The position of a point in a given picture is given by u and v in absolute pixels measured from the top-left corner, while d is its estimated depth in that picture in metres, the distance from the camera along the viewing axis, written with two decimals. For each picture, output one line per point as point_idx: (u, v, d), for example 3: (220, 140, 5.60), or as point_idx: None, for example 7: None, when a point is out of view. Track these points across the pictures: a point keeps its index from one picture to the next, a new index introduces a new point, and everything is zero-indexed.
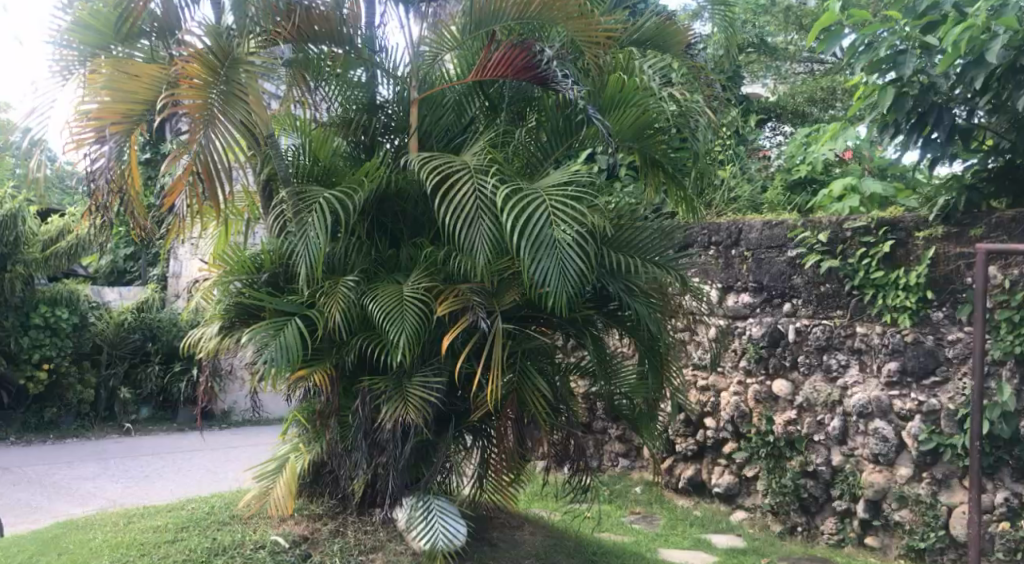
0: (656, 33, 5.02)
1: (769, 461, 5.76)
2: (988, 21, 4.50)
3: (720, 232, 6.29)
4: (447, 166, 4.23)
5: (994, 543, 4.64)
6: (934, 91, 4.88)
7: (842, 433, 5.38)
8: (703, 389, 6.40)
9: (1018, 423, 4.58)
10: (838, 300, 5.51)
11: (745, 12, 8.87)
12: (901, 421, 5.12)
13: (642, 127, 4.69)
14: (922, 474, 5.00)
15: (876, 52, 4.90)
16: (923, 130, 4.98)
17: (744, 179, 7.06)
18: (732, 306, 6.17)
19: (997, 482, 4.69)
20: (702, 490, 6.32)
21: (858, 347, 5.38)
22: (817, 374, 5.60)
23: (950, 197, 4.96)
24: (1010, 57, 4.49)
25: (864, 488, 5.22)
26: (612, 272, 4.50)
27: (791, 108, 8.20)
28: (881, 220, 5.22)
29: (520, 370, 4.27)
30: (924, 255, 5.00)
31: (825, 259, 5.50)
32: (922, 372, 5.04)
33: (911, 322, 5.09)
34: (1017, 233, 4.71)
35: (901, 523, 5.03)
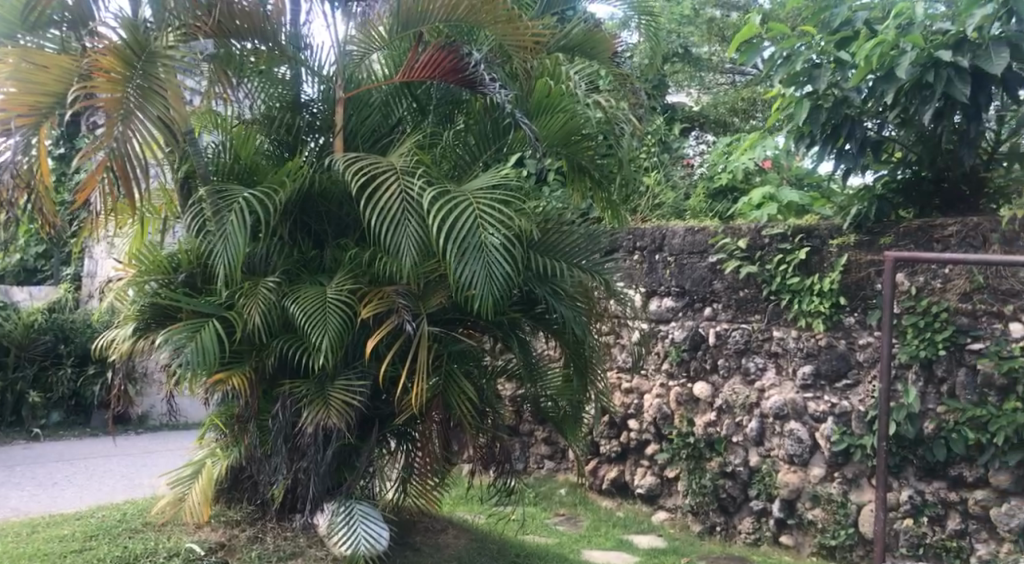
0: (583, 39, 5.05)
1: (690, 462, 5.88)
2: (897, 38, 4.70)
3: (644, 238, 6.40)
4: (373, 167, 4.19)
5: (899, 539, 4.84)
6: (847, 105, 5.03)
7: (759, 435, 5.53)
8: (627, 392, 6.49)
9: (923, 424, 4.79)
10: (756, 304, 5.67)
11: (670, 22, 9.01)
12: (814, 423, 5.29)
13: (568, 132, 4.76)
14: (833, 474, 5.17)
15: (794, 65, 5.09)
16: (837, 142, 5.13)
17: (669, 186, 7.19)
18: (656, 310, 6.30)
19: (902, 480, 4.89)
20: (625, 491, 6.41)
21: (775, 350, 5.55)
22: (736, 376, 5.76)
23: (862, 206, 5.16)
24: (918, 73, 4.68)
25: (779, 489, 5.37)
26: (539, 276, 4.56)
27: (713, 117, 8.36)
28: (797, 227, 5.39)
29: (444, 374, 4.26)
30: (837, 263, 5.17)
31: (745, 265, 5.66)
32: (834, 374, 5.23)
33: (825, 327, 5.26)
34: (923, 243, 4.93)
35: (814, 522, 5.20)
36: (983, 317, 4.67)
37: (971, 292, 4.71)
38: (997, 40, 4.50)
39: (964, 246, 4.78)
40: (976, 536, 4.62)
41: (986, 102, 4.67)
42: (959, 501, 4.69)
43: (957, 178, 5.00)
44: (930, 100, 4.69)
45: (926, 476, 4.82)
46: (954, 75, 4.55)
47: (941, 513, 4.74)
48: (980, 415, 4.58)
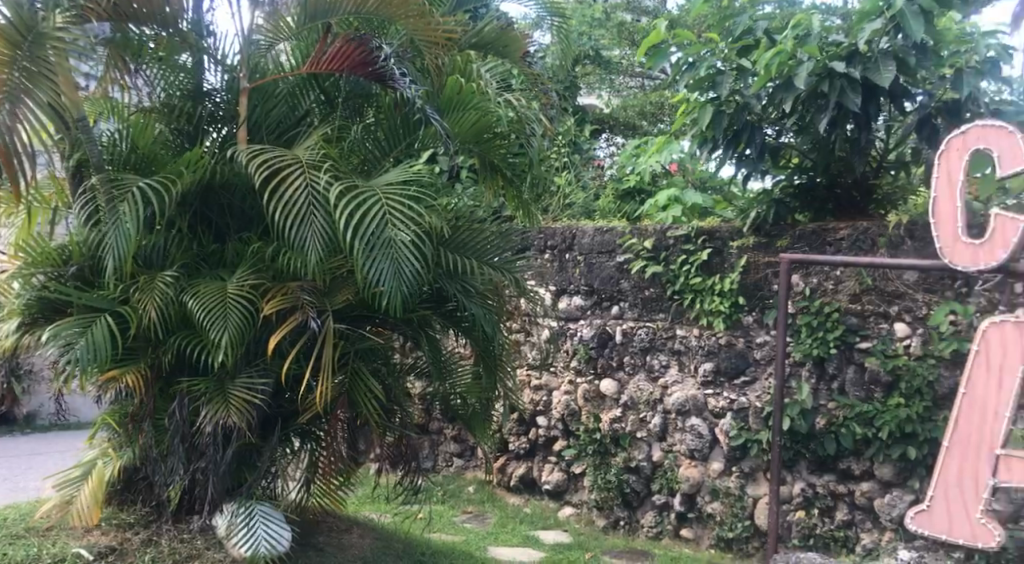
0: (497, 37, 5.04)
1: (595, 458, 5.99)
2: (794, 49, 4.90)
3: (554, 237, 6.46)
4: (278, 161, 4.09)
5: (791, 530, 5.05)
6: (748, 111, 5.20)
7: (663, 430, 5.68)
8: (536, 389, 6.51)
9: (815, 420, 4.99)
10: (660, 303, 5.81)
11: (581, 24, 9.12)
12: (714, 418, 5.46)
13: (480, 131, 4.76)
14: (732, 468, 5.34)
15: (697, 71, 5.25)
16: (738, 146, 5.32)
17: (578, 186, 7.28)
18: (565, 308, 6.37)
19: (795, 473, 5.10)
20: (532, 488, 6.46)
21: (678, 348, 5.69)
22: (641, 374, 5.88)
23: (761, 209, 5.33)
24: (814, 83, 4.87)
25: (680, 483, 5.52)
26: (449, 273, 4.53)
27: (622, 120, 8.52)
28: (700, 229, 5.55)
29: (350, 372, 4.21)
30: (737, 263, 5.37)
31: (650, 265, 5.79)
32: (733, 371, 5.40)
33: (725, 325, 5.44)
34: (817, 246, 5.14)
35: (713, 515, 5.36)
36: (870, 318, 4.91)
37: (861, 293, 4.94)
38: (885, 55, 4.70)
39: (855, 249, 5.01)
40: (862, 526, 4.86)
41: (875, 113, 4.89)
42: (846, 492, 4.92)
43: (850, 184, 5.25)
44: (824, 109, 4.90)
45: (817, 469, 5.03)
46: (847, 86, 4.75)
47: (831, 505, 4.96)
48: (867, 411, 4.81)
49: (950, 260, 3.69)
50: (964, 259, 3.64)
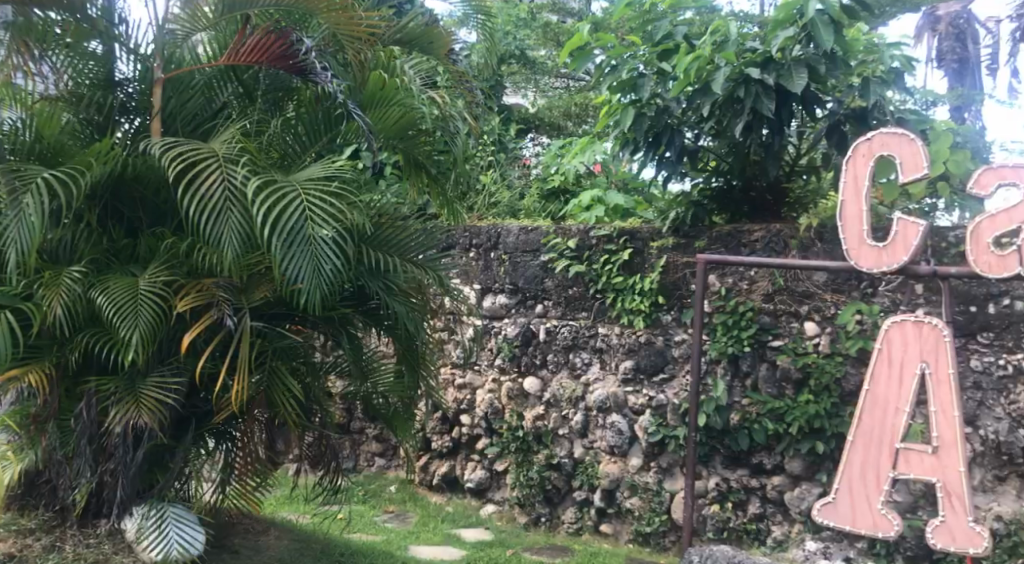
0: (419, 35, 5.05)
1: (518, 455, 6.02)
2: (712, 54, 5.03)
3: (479, 235, 6.41)
4: (194, 153, 3.98)
5: (706, 524, 5.18)
6: (668, 114, 5.31)
7: (584, 427, 5.75)
8: (460, 387, 6.49)
9: (729, 416, 5.14)
10: (583, 302, 5.87)
11: (507, 24, 9.16)
12: (634, 415, 5.55)
13: (403, 127, 4.74)
14: (650, 464, 5.45)
15: (619, 74, 5.36)
16: (658, 149, 5.42)
17: (504, 185, 7.28)
18: (489, 307, 6.35)
19: (710, 468, 5.23)
20: (454, 486, 6.45)
21: (599, 346, 5.76)
22: (563, 371, 5.94)
23: (680, 211, 5.48)
24: (731, 87, 5.01)
25: (600, 479, 5.60)
26: (371, 271, 4.48)
27: (547, 120, 8.59)
28: (622, 230, 5.65)
29: (267, 370, 4.11)
30: (657, 263, 5.50)
31: (573, 264, 5.86)
32: (652, 369, 5.51)
33: (645, 323, 5.55)
34: (732, 246, 5.29)
35: (631, 510, 5.45)
36: (782, 317, 5.07)
37: (773, 293, 5.10)
38: (797, 62, 4.88)
39: (768, 250, 5.18)
40: (773, 518, 5.01)
41: (787, 117, 5.04)
42: (758, 486, 5.07)
43: (763, 188, 5.41)
44: (740, 114, 5.04)
45: (731, 464, 5.18)
46: (761, 92, 4.89)
47: (744, 498, 5.10)
48: (778, 407, 4.97)
49: (855, 261, 3.84)
50: (868, 259, 3.81)
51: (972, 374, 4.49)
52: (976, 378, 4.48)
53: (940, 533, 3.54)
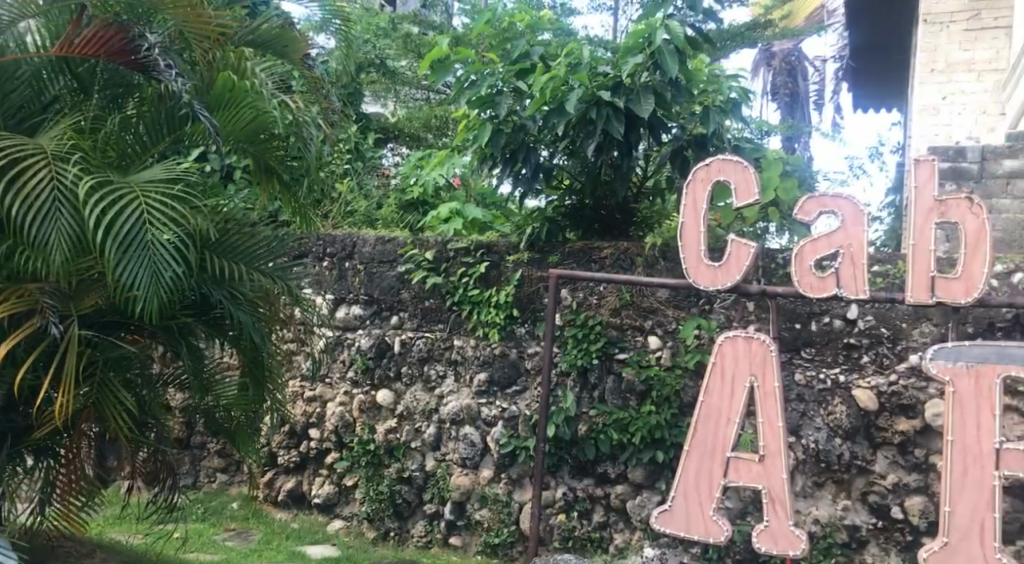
0: (274, 36, 4.87)
1: (368, 469, 5.93)
2: (567, 76, 5.20)
3: (334, 244, 6.29)
4: (16, 148, 3.67)
5: (552, 533, 5.27)
6: (524, 132, 5.43)
7: (436, 440, 5.74)
8: (309, 400, 6.32)
9: (577, 427, 5.28)
10: (439, 314, 5.86)
11: (366, 32, 9.24)
12: (486, 427, 5.60)
13: (255, 131, 4.57)
14: (500, 475, 5.51)
15: (479, 90, 5.38)
16: (515, 165, 5.51)
17: (362, 195, 7.14)
18: (343, 318, 6.23)
19: (558, 478, 5.35)
20: (301, 502, 6.26)
21: (454, 358, 5.78)
22: (417, 384, 5.90)
23: (535, 226, 5.61)
24: (584, 109, 5.18)
25: (451, 491, 5.61)
26: (215, 279, 4.30)
27: (408, 131, 8.56)
28: (478, 243, 5.74)
29: (97, 383, 3.85)
30: (512, 276, 5.61)
31: (430, 276, 5.85)
32: (506, 381, 5.59)
33: (499, 336, 5.62)
34: (584, 263, 5.46)
35: (481, 521, 5.49)
36: (628, 331, 5.28)
37: (619, 308, 5.30)
38: (645, 88, 5.10)
39: (617, 267, 5.38)
40: (615, 526, 5.18)
41: (635, 140, 5.28)
42: (603, 495, 5.22)
43: (613, 207, 5.61)
44: (592, 135, 5.21)
45: (578, 474, 5.31)
46: (612, 115, 5.10)
47: (588, 508, 5.25)
48: (622, 418, 5.15)
49: (693, 279, 4.06)
50: (705, 277, 4.04)
51: (796, 388, 4.80)
52: (799, 391, 4.80)
53: (764, 538, 3.78)
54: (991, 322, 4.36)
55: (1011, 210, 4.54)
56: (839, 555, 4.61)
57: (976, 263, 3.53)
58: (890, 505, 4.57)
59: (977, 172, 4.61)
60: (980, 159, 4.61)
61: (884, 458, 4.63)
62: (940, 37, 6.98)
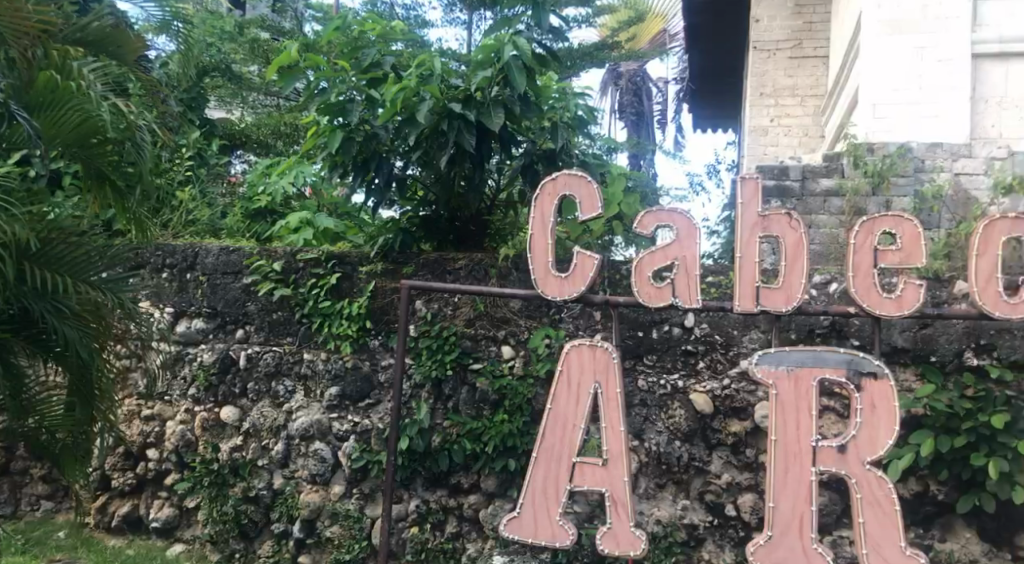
0: (102, 35, 4.61)
1: (211, 490, 5.69)
2: (418, 86, 5.21)
3: (175, 254, 6.02)
4: None
5: (405, 547, 5.23)
6: (376, 141, 5.39)
7: (285, 457, 5.57)
8: (147, 419, 6.01)
9: (431, 438, 5.27)
10: (288, 327, 5.70)
11: (210, 34, 8.95)
12: (338, 442, 5.49)
13: (83, 135, 4.29)
14: (352, 490, 5.41)
15: (328, 97, 5.33)
16: (367, 175, 5.47)
17: (205, 203, 6.76)
18: (184, 332, 5.95)
19: (411, 491, 5.31)
20: (137, 527, 5.92)
21: (304, 373, 5.63)
22: (265, 399, 5.71)
23: (388, 236, 5.57)
24: (434, 120, 5.20)
25: (300, 509, 5.45)
26: (36, 292, 4.02)
27: (255, 138, 8.38)
28: (330, 253, 5.64)
29: None
30: (365, 288, 5.54)
31: (279, 288, 5.69)
32: (358, 395, 5.49)
33: (351, 349, 5.53)
34: (438, 274, 5.48)
35: (331, 539, 5.37)
36: (482, 341, 5.33)
37: (474, 319, 5.36)
38: (495, 102, 5.18)
39: (471, 277, 5.42)
40: (468, 536, 5.20)
41: (487, 153, 5.35)
42: (456, 506, 5.23)
43: (467, 218, 5.66)
44: (445, 147, 5.24)
45: (431, 486, 5.29)
46: (463, 127, 5.17)
47: (442, 519, 5.24)
48: (475, 428, 5.19)
49: (541, 289, 4.15)
50: (552, 288, 4.14)
51: (639, 393, 5.03)
52: (642, 396, 5.02)
53: (607, 539, 3.90)
54: (811, 329, 4.70)
55: (828, 225, 4.89)
56: (679, 554, 4.82)
57: (795, 274, 3.81)
58: (725, 503, 4.83)
59: (799, 190, 4.97)
60: (801, 177, 4.97)
61: (719, 459, 4.89)
62: (767, 65, 7.61)
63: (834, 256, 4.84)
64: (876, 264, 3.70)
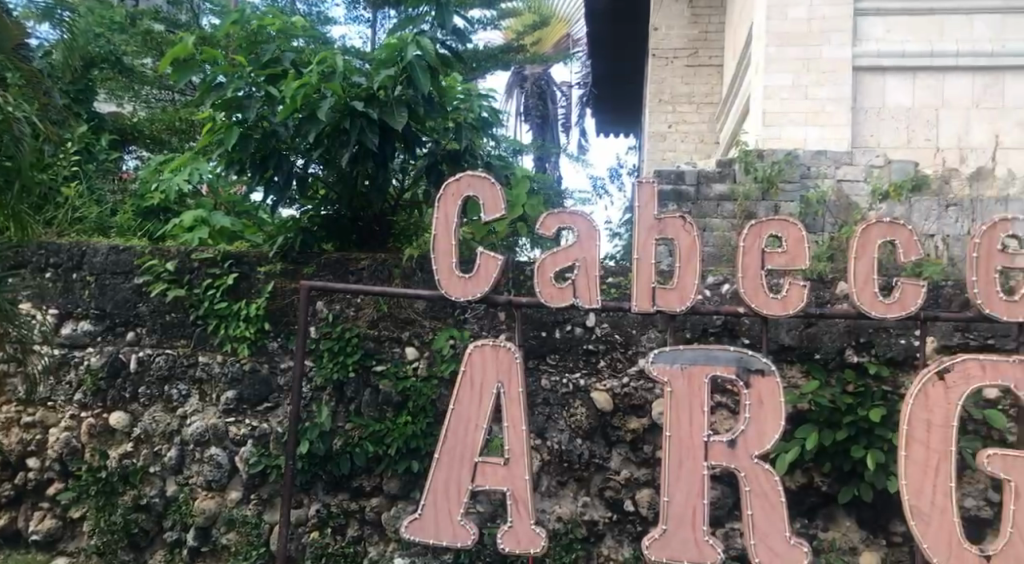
0: None
1: (98, 499, 5.44)
2: (319, 84, 5.12)
3: (60, 253, 5.74)
4: None
5: (305, 551, 5.14)
6: (275, 138, 5.27)
7: (179, 463, 5.40)
8: (27, 426, 5.70)
9: (332, 441, 5.20)
10: (182, 329, 5.52)
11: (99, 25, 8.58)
12: (235, 446, 5.35)
13: None
14: (250, 496, 5.27)
15: (224, 92, 5.18)
16: (265, 173, 5.36)
17: (93, 200, 6.45)
18: (70, 334, 5.67)
19: (312, 495, 5.22)
20: (17, 540, 5.61)
21: (199, 376, 5.46)
22: (157, 404, 5.51)
23: (288, 236, 5.47)
24: (336, 118, 5.13)
25: (194, 516, 5.29)
26: None
27: (149, 134, 8.10)
28: (226, 253, 5.48)
29: None
30: (264, 288, 5.42)
31: (172, 288, 5.50)
32: (256, 398, 5.35)
33: (249, 351, 5.38)
34: (339, 274, 5.42)
35: (227, 546, 5.22)
36: (385, 342, 5.29)
37: (377, 320, 5.32)
38: (398, 101, 5.14)
39: (374, 278, 5.37)
40: (370, 539, 5.14)
41: (390, 153, 5.31)
42: (357, 509, 5.17)
43: (370, 218, 5.60)
44: (346, 145, 5.17)
45: (332, 489, 5.22)
46: (365, 126, 5.11)
47: (343, 523, 5.17)
48: (378, 430, 5.14)
49: (445, 289, 4.16)
50: (456, 289, 4.15)
51: (542, 392, 5.09)
52: (544, 395, 5.08)
53: (508, 537, 3.94)
54: (704, 328, 4.86)
55: (721, 228, 5.06)
56: (579, 549, 4.89)
57: (689, 275, 3.94)
58: (624, 499, 4.93)
59: (694, 194, 5.14)
60: (695, 181, 5.14)
61: (618, 455, 4.99)
62: (665, 72, 7.82)
63: (726, 258, 5.00)
64: (762, 265, 3.85)
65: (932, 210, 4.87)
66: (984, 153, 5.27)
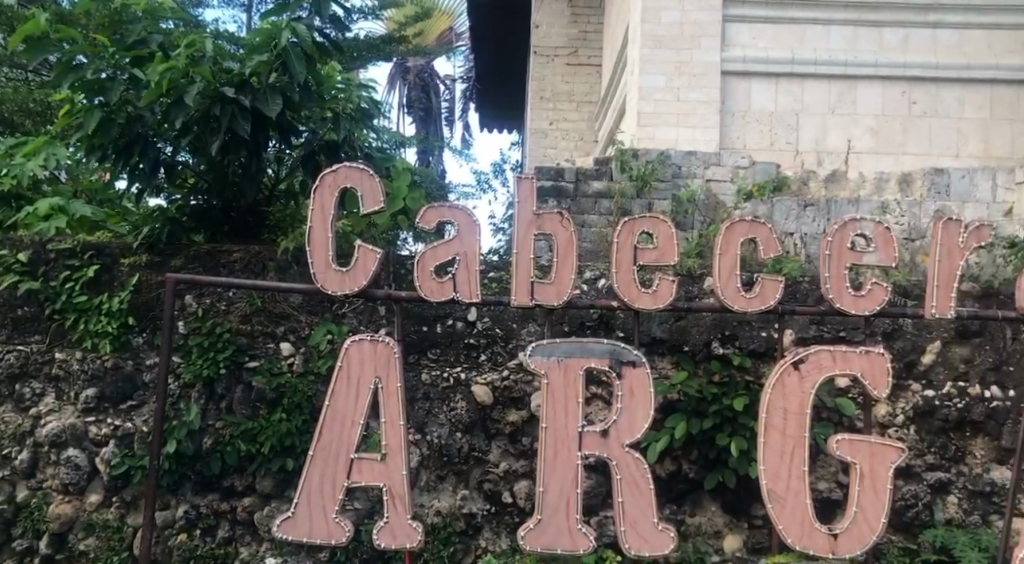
0: None
1: None
2: (188, 68, 4.90)
3: None
4: None
5: (172, 554, 4.93)
6: (141, 123, 5.02)
7: (31, 466, 5.09)
8: None
9: (201, 440, 5.01)
10: (37, 325, 5.19)
11: None
12: (95, 447, 5.07)
13: None
14: (111, 499, 5.01)
15: (83, 74, 4.90)
16: (130, 160, 5.10)
17: None
18: None
19: (179, 496, 5.02)
20: None
21: (55, 374, 5.15)
22: (8, 405, 5.18)
23: (155, 226, 5.24)
24: (206, 104, 4.92)
25: (48, 522, 4.99)
26: None
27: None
28: (86, 243, 5.20)
29: None
30: (127, 281, 5.16)
31: (24, 281, 5.15)
32: (118, 397, 5.09)
33: (111, 347, 5.10)
34: (210, 267, 5.22)
35: (86, 552, 4.95)
36: (259, 338, 5.15)
37: (250, 314, 5.16)
38: (272, 89, 4.98)
39: (246, 271, 5.21)
40: (241, 540, 4.99)
41: (264, 141, 5.15)
42: (229, 509, 5.00)
43: (243, 209, 5.41)
44: (216, 132, 4.98)
45: (201, 490, 5.03)
46: (237, 113, 4.92)
47: (213, 524, 4.99)
48: (250, 428, 4.99)
49: (321, 284, 4.07)
50: (333, 283, 4.07)
51: (422, 387, 5.06)
52: (425, 390, 5.06)
53: (384, 533, 3.92)
54: (581, 322, 4.97)
55: (597, 225, 5.18)
56: (457, 542, 4.89)
57: (565, 270, 4.01)
58: (502, 491, 4.97)
59: (572, 191, 5.23)
60: (574, 178, 5.24)
61: (497, 448, 5.04)
62: (546, 69, 7.93)
63: (602, 254, 5.11)
64: (634, 261, 3.96)
65: (792, 210, 5.10)
66: (839, 156, 5.61)
